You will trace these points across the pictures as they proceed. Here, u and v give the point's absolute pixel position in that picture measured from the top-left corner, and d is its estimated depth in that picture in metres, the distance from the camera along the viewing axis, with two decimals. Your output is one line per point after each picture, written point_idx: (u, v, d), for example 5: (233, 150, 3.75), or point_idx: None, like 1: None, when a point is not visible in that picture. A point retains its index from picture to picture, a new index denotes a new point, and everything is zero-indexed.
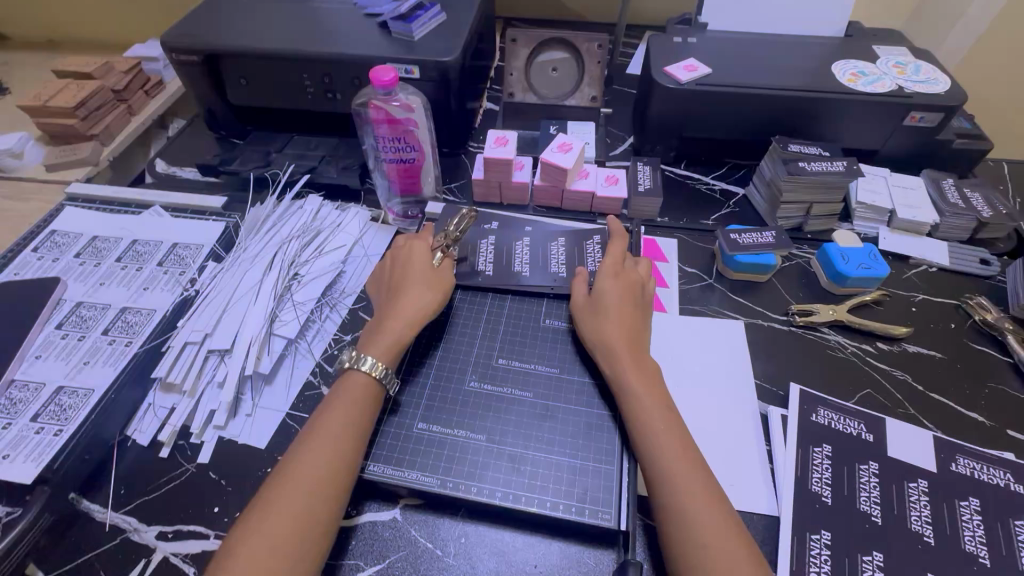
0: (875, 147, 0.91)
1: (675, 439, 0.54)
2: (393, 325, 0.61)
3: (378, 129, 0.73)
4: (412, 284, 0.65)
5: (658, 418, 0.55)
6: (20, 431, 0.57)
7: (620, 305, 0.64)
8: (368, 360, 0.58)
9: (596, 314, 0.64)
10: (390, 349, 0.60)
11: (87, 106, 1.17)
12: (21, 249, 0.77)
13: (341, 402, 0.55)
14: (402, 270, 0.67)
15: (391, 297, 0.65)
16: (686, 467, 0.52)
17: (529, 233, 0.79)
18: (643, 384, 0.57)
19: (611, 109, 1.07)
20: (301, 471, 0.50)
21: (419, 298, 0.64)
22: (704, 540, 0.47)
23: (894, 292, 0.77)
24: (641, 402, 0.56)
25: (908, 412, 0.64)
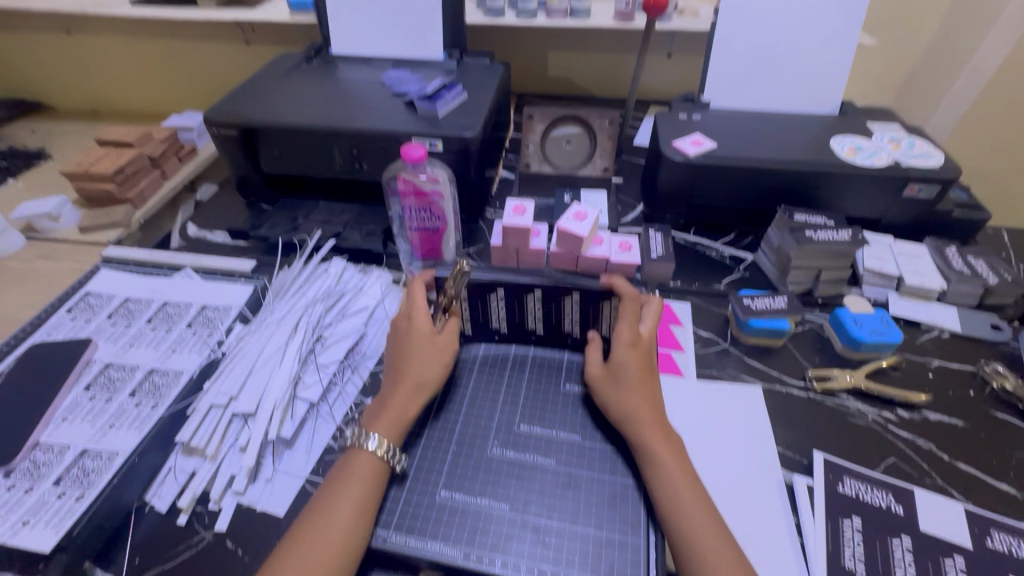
0: (877, 216, 0.95)
1: (704, 515, 0.53)
2: (396, 402, 0.61)
3: (405, 200, 0.78)
4: (420, 356, 0.64)
5: (687, 495, 0.54)
6: (42, 496, 0.57)
7: (638, 376, 0.64)
8: (373, 438, 0.58)
9: (614, 386, 0.64)
10: (396, 427, 0.59)
11: (124, 172, 1.23)
12: (55, 311, 0.80)
13: (343, 478, 0.55)
14: (407, 337, 0.66)
15: (398, 368, 0.64)
16: (715, 550, 0.51)
17: (541, 286, 0.70)
18: (670, 458, 0.57)
19: (622, 178, 1.12)
20: (304, 548, 0.50)
21: (424, 373, 0.63)
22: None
23: (909, 358, 0.78)
24: (670, 481, 0.55)
25: (936, 483, 0.63)
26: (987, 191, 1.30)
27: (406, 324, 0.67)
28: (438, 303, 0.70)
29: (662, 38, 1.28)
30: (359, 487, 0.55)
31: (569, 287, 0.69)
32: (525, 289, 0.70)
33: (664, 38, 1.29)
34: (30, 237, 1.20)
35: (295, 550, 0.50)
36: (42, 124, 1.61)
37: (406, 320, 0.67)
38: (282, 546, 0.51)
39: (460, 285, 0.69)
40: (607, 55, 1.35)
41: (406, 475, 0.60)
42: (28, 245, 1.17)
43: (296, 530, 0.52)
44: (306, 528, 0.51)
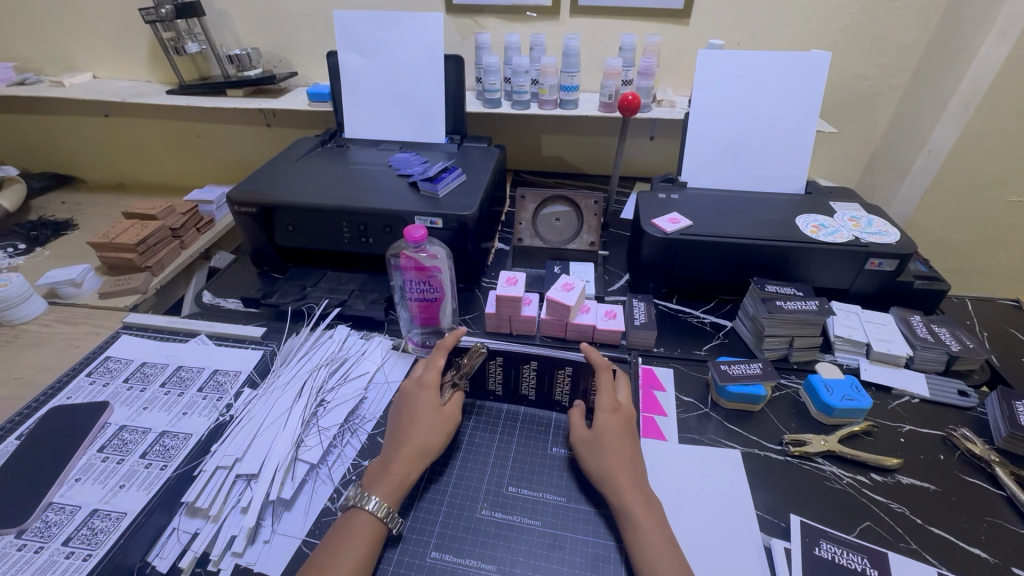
0: (845, 286, 1.02)
1: None
2: (399, 466, 0.65)
3: (406, 275, 0.85)
4: (423, 422, 0.69)
5: (666, 559, 0.57)
6: (52, 555, 0.60)
7: (619, 442, 0.68)
8: (373, 500, 0.61)
9: (596, 451, 0.68)
10: (396, 489, 0.63)
11: (147, 242, 1.33)
12: (76, 374, 0.85)
13: (344, 539, 0.58)
14: (414, 403, 0.71)
15: (401, 433, 0.69)
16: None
17: (537, 359, 0.76)
18: (650, 524, 0.60)
19: (609, 250, 1.21)
20: None
21: (429, 440, 0.68)
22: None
23: (881, 423, 0.82)
24: (650, 544, 0.58)
25: (910, 547, 0.66)
26: (954, 260, 1.38)
27: (415, 390, 0.73)
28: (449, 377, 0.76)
29: (643, 124, 1.42)
30: (360, 548, 0.57)
31: (561, 362, 0.76)
32: (522, 360, 0.77)
33: (645, 124, 1.42)
34: (52, 302, 1.27)
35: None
36: (73, 196, 1.74)
37: (416, 386, 0.74)
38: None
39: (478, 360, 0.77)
40: (594, 138, 1.49)
41: (400, 538, 0.62)
42: (50, 309, 1.24)
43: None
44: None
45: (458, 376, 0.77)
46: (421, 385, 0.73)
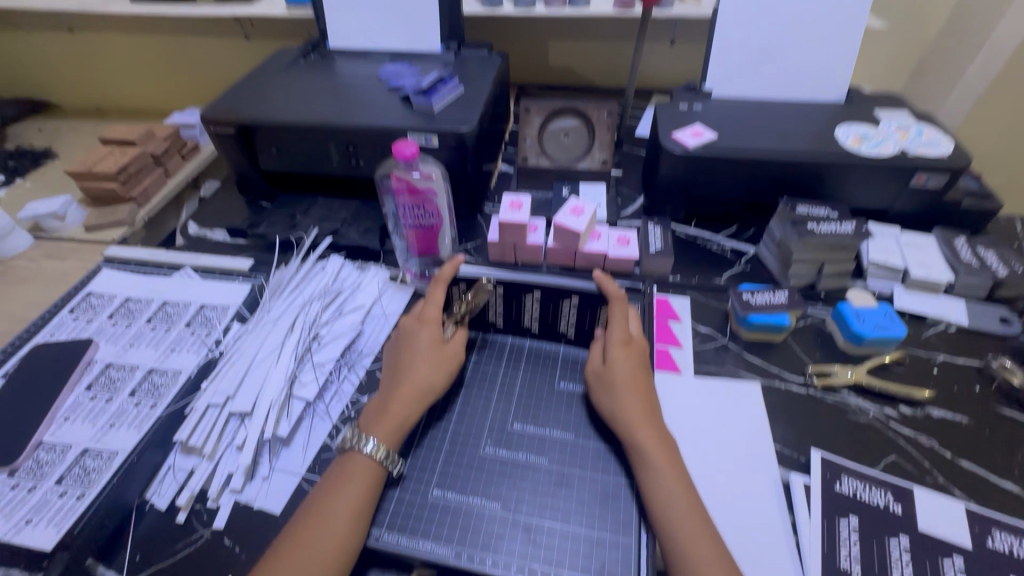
0: (884, 206, 0.92)
1: (697, 522, 0.52)
2: (398, 406, 0.61)
3: (399, 198, 0.77)
4: (423, 359, 0.65)
5: (679, 498, 0.54)
6: (45, 494, 0.58)
7: (634, 377, 0.63)
8: (370, 441, 0.58)
9: (609, 385, 0.63)
10: (395, 431, 0.59)
11: (128, 171, 1.24)
12: (58, 311, 0.81)
13: (340, 485, 0.55)
14: (416, 340, 0.66)
15: (399, 371, 0.64)
16: (707, 560, 0.50)
17: (540, 287, 0.72)
18: (664, 462, 0.56)
19: (622, 171, 1.11)
20: (299, 554, 0.50)
21: (429, 376, 0.64)
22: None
23: (913, 353, 0.77)
24: (663, 483, 0.55)
25: (936, 481, 0.62)
26: (1002, 177, 1.26)
27: (415, 326, 0.68)
28: (456, 314, 0.72)
29: (664, 25, 1.25)
30: (357, 489, 0.55)
31: (566, 291, 0.71)
32: (525, 289, 0.72)
33: (666, 26, 1.26)
34: (37, 236, 1.21)
35: (292, 555, 0.50)
36: (49, 122, 1.63)
37: (416, 322, 0.69)
38: (275, 556, 0.50)
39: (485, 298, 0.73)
40: (607, 44, 1.33)
41: (404, 478, 0.60)
42: (36, 245, 1.19)
43: (293, 533, 0.52)
44: (302, 532, 0.51)
45: (462, 313, 0.72)
46: (421, 321, 0.68)
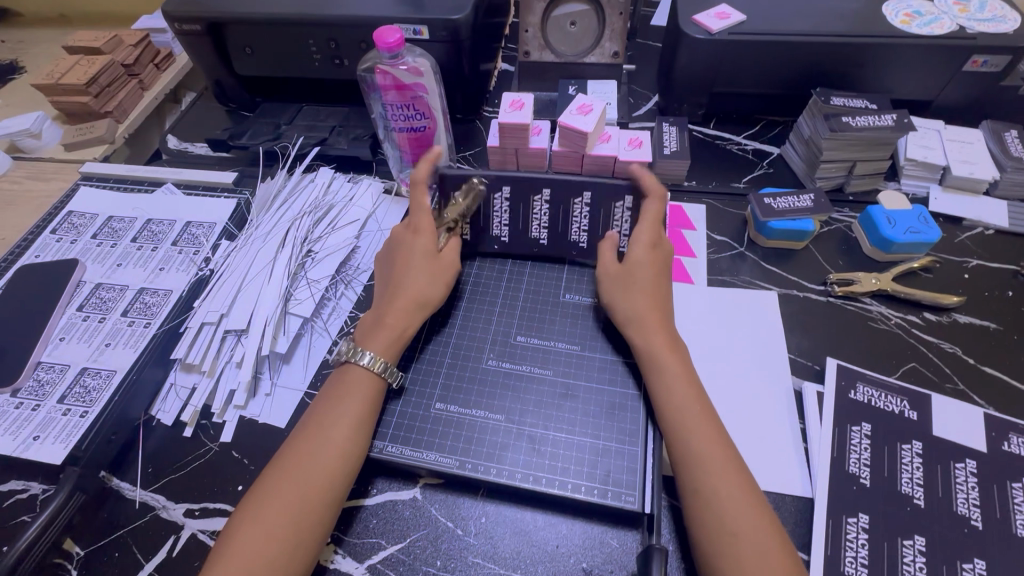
0: (929, 97, 0.82)
1: (708, 428, 0.50)
2: (393, 317, 0.59)
3: (386, 96, 0.70)
4: (417, 272, 0.61)
5: (691, 404, 0.52)
6: (49, 412, 0.58)
7: (653, 279, 0.60)
8: (366, 354, 0.56)
9: (625, 286, 0.60)
10: (393, 344, 0.58)
11: (99, 82, 1.10)
12: (41, 232, 0.78)
13: (342, 392, 0.54)
14: (408, 251, 0.62)
15: (392, 282, 0.61)
16: (717, 460, 0.48)
17: (549, 185, 0.66)
18: (677, 367, 0.54)
19: (635, 66, 1.00)
20: (306, 459, 0.50)
21: (428, 289, 0.61)
22: (734, 531, 0.45)
23: (944, 258, 0.71)
24: (675, 389, 0.53)
25: (956, 387, 0.60)
26: None
27: (405, 233, 0.64)
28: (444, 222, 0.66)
29: None
30: (358, 403, 0.53)
31: (578, 188, 0.65)
32: (532, 189, 0.66)
33: None
34: (17, 158, 1.10)
35: (293, 465, 0.49)
36: (11, 32, 1.50)
37: (407, 234, 0.64)
38: (277, 466, 0.50)
39: (473, 202, 0.67)
40: None
41: (404, 391, 0.59)
42: (17, 165, 1.08)
43: (293, 446, 0.51)
44: (303, 443, 0.51)
45: (454, 218, 0.67)
46: (415, 230, 0.63)
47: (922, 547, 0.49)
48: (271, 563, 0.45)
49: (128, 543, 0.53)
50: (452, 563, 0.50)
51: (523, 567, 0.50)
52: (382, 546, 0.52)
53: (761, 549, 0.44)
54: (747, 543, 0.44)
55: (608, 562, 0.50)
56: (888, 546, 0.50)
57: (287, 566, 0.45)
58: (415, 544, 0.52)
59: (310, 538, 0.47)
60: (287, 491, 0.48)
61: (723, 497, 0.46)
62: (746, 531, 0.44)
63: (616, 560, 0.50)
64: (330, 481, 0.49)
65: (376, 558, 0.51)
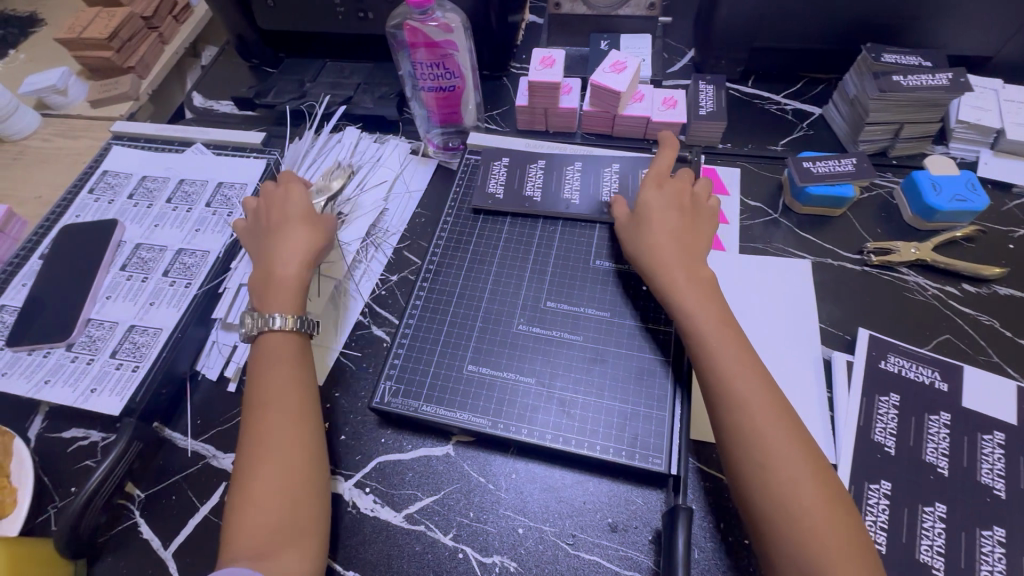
0: (988, 53, 0.78)
1: (736, 356, 0.51)
2: (280, 275, 0.60)
3: (414, 53, 0.68)
4: (293, 225, 0.63)
5: (714, 327, 0.53)
6: (102, 366, 0.62)
7: (665, 212, 0.61)
8: (276, 317, 0.57)
9: (640, 229, 0.61)
10: (291, 299, 0.59)
11: (120, 36, 1.07)
12: (79, 192, 0.80)
13: (274, 352, 0.56)
14: (281, 215, 0.64)
15: (269, 248, 0.62)
16: (753, 408, 0.48)
17: (581, 160, 0.74)
18: (699, 300, 0.54)
19: (671, 17, 0.94)
20: (277, 405, 0.53)
21: (307, 237, 0.63)
22: (763, 464, 0.45)
23: (990, 227, 0.69)
24: (699, 322, 0.53)
25: (990, 360, 0.60)
26: None
27: (277, 188, 0.67)
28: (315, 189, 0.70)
29: None
30: (288, 370, 0.55)
31: (607, 160, 0.73)
32: (565, 162, 0.74)
33: None
34: (46, 115, 1.10)
35: (260, 439, 0.51)
36: None
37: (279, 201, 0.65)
38: (244, 445, 0.51)
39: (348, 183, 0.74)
40: None
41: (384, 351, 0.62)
42: (47, 123, 1.08)
43: (251, 425, 0.52)
44: (259, 419, 0.52)
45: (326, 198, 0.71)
46: (287, 185, 0.67)
47: (942, 514, 0.51)
48: (279, 521, 0.47)
49: (184, 488, 0.57)
50: (484, 514, 0.53)
51: (551, 521, 0.53)
52: (418, 498, 0.55)
53: (790, 474, 0.45)
54: (784, 497, 0.44)
55: (633, 518, 0.52)
56: (908, 512, 0.51)
57: (296, 521, 0.48)
58: (450, 497, 0.55)
59: (308, 494, 0.50)
60: (267, 460, 0.50)
61: (756, 427, 0.47)
62: (778, 466, 0.45)
63: (641, 517, 0.52)
64: (303, 445, 0.51)
65: (413, 508, 0.54)
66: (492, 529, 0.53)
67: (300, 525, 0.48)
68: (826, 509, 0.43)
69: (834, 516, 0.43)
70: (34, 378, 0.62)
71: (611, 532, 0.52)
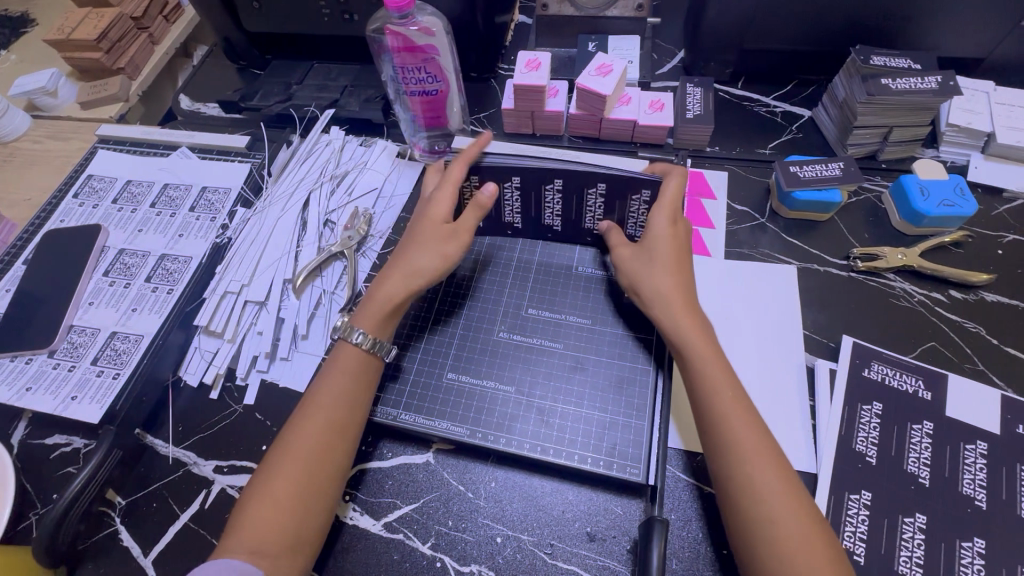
0: (979, 55, 0.77)
1: (741, 413, 0.50)
2: (382, 290, 0.58)
3: (398, 59, 0.67)
4: (419, 241, 0.60)
5: (721, 380, 0.51)
6: (84, 373, 0.62)
7: (676, 255, 0.57)
8: (357, 332, 0.56)
9: (646, 263, 0.58)
10: (380, 318, 0.57)
11: (110, 37, 1.06)
12: (64, 197, 0.80)
13: (336, 369, 0.55)
14: (417, 218, 0.61)
15: (399, 252, 0.61)
16: (761, 465, 0.47)
17: (563, 176, 0.58)
18: (709, 353, 0.52)
19: (660, 18, 0.93)
20: (311, 426, 0.51)
21: (428, 254, 0.59)
22: (767, 516, 0.45)
23: (979, 232, 0.68)
24: (708, 371, 0.51)
25: (975, 367, 0.59)
26: None
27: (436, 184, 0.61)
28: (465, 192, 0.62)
29: None
30: (344, 381, 0.54)
31: (593, 179, 0.58)
32: (543, 179, 0.59)
33: None
34: (35, 116, 1.09)
35: (277, 463, 0.50)
36: None
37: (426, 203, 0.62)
38: (266, 462, 0.51)
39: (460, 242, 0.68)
40: None
41: (402, 373, 0.60)
42: (36, 124, 1.07)
43: (281, 441, 0.51)
44: (303, 422, 0.52)
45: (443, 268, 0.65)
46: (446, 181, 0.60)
47: (922, 525, 0.50)
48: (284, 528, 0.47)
49: (163, 495, 0.57)
50: (463, 523, 0.53)
51: (530, 530, 0.53)
52: (396, 506, 0.55)
53: (795, 532, 0.44)
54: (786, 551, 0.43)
55: (611, 527, 0.52)
56: (888, 523, 0.51)
57: (301, 529, 0.48)
58: (428, 505, 0.54)
59: (308, 526, 0.48)
60: (285, 479, 0.49)
61: (759, 485, 0.46)
62: (780, 515, 0.44)
63: (619, 526, 0.52)
64: (334, 455, 0.51)
65: (391, 516, 0.54)
66: (471, 538, 0.52)
67: (303, 534, 0.48)
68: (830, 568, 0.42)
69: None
70: (15, 386, 0.62)
71: (589, 541, 0.52)
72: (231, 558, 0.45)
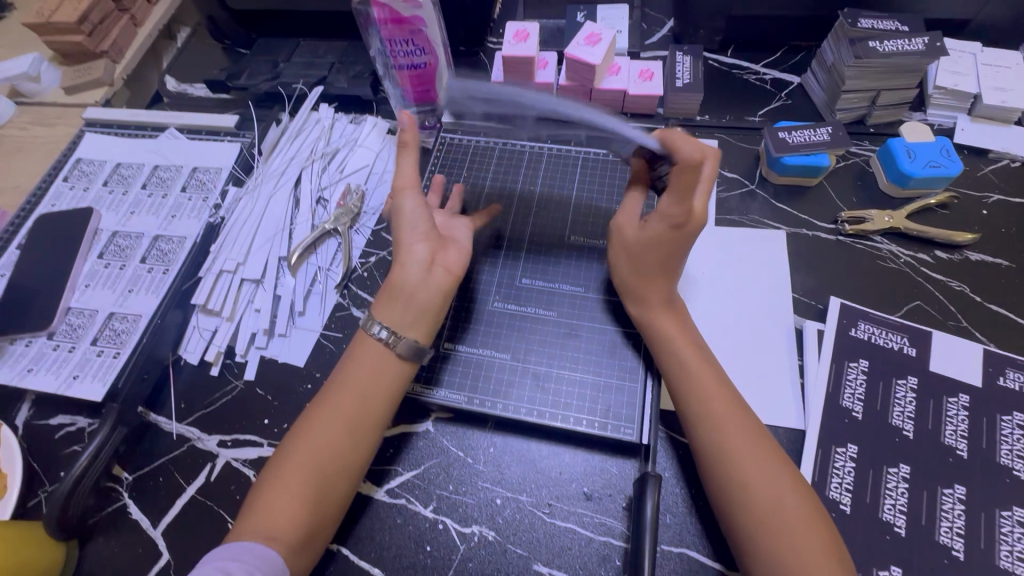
0: (966, 17, 0.77)
1: (714, 389, 0.51)
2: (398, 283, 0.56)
3: (385, 31, 0.66)
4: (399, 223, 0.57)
5: (695, 362, 0.53)
6: (84, 353, 0.63)
7: (660, 258, 0.55)
8: (379, 325, 0.55)
9: (630, 264, 0.57)
10: (408, 312, 0.55)
11: (91, 20, 1.03)
12: (53, 180, 0.79)
13: (353, 358, 0.55)
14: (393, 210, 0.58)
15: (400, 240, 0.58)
16: (738, 436, 0.49)
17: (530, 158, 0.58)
18: (680, 337, 0.54)
19: None
20: (325, 415, 0.52)
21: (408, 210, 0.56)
22: (743, 482, 0.47)
23: (964, 193, 0.69)
24: (679, 352, 0.53)
25: (959, 324, 0.61)
26: None
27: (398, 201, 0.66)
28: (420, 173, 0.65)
29: None
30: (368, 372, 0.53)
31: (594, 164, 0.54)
32: None
33: None
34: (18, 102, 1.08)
35: (290, 452, 0.50)
36: None
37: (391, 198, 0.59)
38: (280, 450, 0.51)
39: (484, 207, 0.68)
40: None
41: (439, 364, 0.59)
42: (20, 110, 1.06)
43: (296, 429, 0.52)
44: (319, 409, 0.52)
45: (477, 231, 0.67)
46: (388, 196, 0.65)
47: (905, 475, 0.52)
48: (298, 513, 0.47)
49: (170, 469, 0.59)
50: (463, 487, 0.55)
51: (528, 491, 0.54)
52: (398, 473, 0.56)
53: (772, 496, 0.45)
54: (765, 515, 0.45)
55: (607, 486, 0.54)
56: (872, 474, 0.53)
57: (319, 513, 0.49)
58: (428, 471, 0.56)
59: (324, 509, 0.49)
60: (297, 467, 0.49)
61: (736, 452, 0.48)
62: (753, 480, 0.46)
63: (615, 485, 0.54)
64: (349, 443, 0.51)
65: (392, 483, 0.55)
66: (471, 501, 0.54)
67: (320, 518, 0.49)
68: (809, 525, 0.44)
69: (822, 536, 0.44)
70: (17, 367, 0.63)
71: (586, 500, 0.53)
72: (246, 539, 0.46)
